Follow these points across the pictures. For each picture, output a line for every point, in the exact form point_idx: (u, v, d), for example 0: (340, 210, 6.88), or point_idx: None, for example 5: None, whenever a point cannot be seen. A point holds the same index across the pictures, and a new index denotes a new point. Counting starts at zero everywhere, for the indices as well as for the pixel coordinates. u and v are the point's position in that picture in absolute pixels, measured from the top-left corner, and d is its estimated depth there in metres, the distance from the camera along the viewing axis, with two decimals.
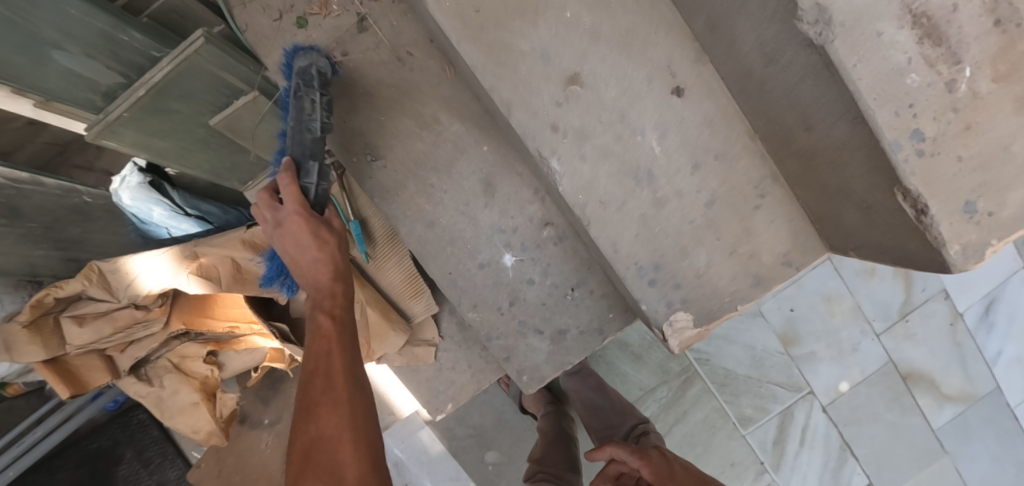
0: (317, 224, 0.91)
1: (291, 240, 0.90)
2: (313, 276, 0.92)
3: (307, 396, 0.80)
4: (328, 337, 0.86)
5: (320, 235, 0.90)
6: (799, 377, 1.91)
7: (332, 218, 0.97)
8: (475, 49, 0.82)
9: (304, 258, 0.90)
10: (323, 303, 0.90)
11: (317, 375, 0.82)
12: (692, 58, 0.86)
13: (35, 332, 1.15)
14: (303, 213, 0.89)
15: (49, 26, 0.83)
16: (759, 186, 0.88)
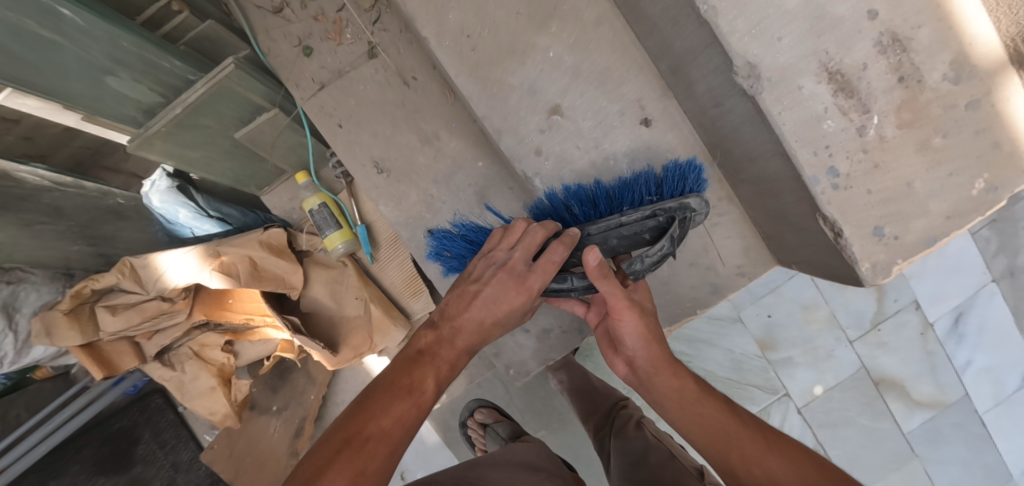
0: (520, 292, 0.85)
1: (498, 291, 0.86)
2: (464, 328, 0.89)
3: (382, 409, 0.81)
4: (429, 356, 0.88)
5: (517, 292, 0.85)
6: (775, 380, 2.01)
7: (552, 253, 0.83)
8: (470, 82, 0.98)
9: (469, 323, 0.88)
10: (442, 346, 0.89)
11: (405, 397, 0.83)
12: (659, 93, 0.97)
13: (72, 319, 1.29)
14: (526, 297, 0.85)
15: (106, 56, 0.94)
16: (716, 206, 1.01)
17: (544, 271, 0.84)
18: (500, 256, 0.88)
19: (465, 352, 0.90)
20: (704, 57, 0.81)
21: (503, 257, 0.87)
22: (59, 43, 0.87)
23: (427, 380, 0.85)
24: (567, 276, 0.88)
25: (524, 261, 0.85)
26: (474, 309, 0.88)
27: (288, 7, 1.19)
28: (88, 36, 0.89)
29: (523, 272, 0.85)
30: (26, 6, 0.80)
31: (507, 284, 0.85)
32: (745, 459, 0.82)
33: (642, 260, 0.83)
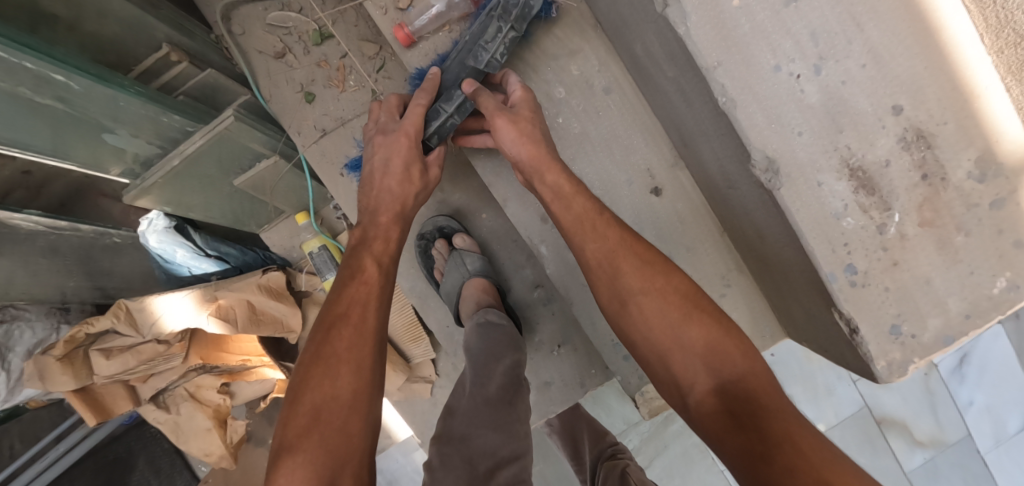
0: (401, 137, 0.85)
1: (384, 151, 0.86)
2: (378, 203, 0.86)
3: (326, 345, 0.70)
4: (360, 248, 0.82)
5: (399, 142, 0.85)
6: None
7: (418, 98, 0.87)
8: (476, 147, 0.96)
9: (381, 194, 0.86)
10: (367, 231, 0.84)
11: (339, 326, 0.72)
12: (670, 162, 0.94)
13: (66, 364, 1.27)
14: (408, 139, 0.85)
15: (104, 116, 0.92)
16: (725, 276, 0.98)
17: (414, 109, 0.87)
18: (389, 125, 0.88)
19: (392, 217, 0.85)
20: (718, 141, 0.78)
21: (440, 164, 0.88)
22: (53, 106, 0.85)
23: (359, 297, 0.74)
24: (438, 108, 0.88)
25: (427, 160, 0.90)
26: (375, 176, 0.86)
27: (291, 54, 1.17)
28: (83, 97, 0.86)
29: (412, 135, 0.86)
30: (20, 75, 0.77)
31: (401, 143, 0.85)
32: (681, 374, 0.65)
33: (483, 52, 0.84)
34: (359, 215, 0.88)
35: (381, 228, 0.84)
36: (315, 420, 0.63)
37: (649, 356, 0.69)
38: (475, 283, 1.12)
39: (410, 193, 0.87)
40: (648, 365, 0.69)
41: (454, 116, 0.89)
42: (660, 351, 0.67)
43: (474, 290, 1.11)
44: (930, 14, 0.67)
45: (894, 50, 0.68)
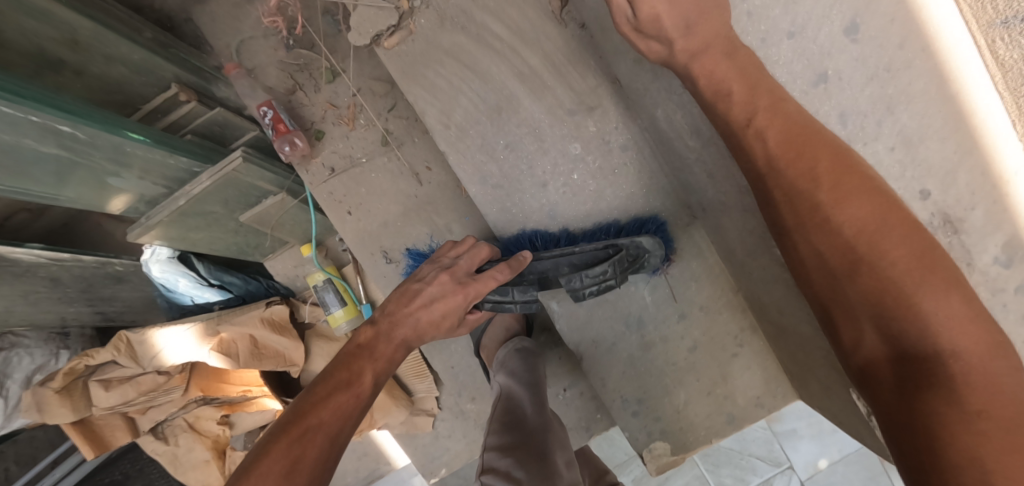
0: (458, 291, 0.80)
1: (425, 280, 0.81)
2: (406, 330, 0.80)
3: (321, 403, 0.68)
4: (367, 350, 0.77)
5: (454, 295, 0.80)
6: (779, 451, 1.70)
7: (496, 272, 0.81)
8: (489, 202, 0.95)
9: (408, 322, 0.80)
10: (381, 340, 0.78)
11: (345, 390, 0.70)
12: (685, 221, 0.93)
13: (65, 396, 1.25)
14: (465, 295, 0.80)
15: (111, 163, 0.91)
16: (739, 337, 0.96)
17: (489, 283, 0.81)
18: (444, 261, 0.86)
19: (399, 345, 0.79)
20: (739, 215, 0.76)
21: (663, 42, 0.63)
22: (57, 154, 0.83)
23: (366, 372, 0.74)
24: (506, 289, 0.88)
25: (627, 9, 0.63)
26: (416, 308, 0.80)
27: (301, 91, 1.15)
28: (88, 146, 0.85)
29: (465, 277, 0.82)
30: (23, 128, 0.76)
31: (447, 288, 0.81)
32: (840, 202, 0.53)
33: (581, 279, 0.83)
34: (377, 316, 0.82)
35: (388, 344, 0.78)
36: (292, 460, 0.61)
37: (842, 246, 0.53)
38: (507, 313, 1.14)
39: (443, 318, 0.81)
40: (866, 291, 0.52)
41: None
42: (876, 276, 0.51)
43: (507, 319, 1.12)
44: (962, 98, 0.66)
45: (924, 134, 0.67)
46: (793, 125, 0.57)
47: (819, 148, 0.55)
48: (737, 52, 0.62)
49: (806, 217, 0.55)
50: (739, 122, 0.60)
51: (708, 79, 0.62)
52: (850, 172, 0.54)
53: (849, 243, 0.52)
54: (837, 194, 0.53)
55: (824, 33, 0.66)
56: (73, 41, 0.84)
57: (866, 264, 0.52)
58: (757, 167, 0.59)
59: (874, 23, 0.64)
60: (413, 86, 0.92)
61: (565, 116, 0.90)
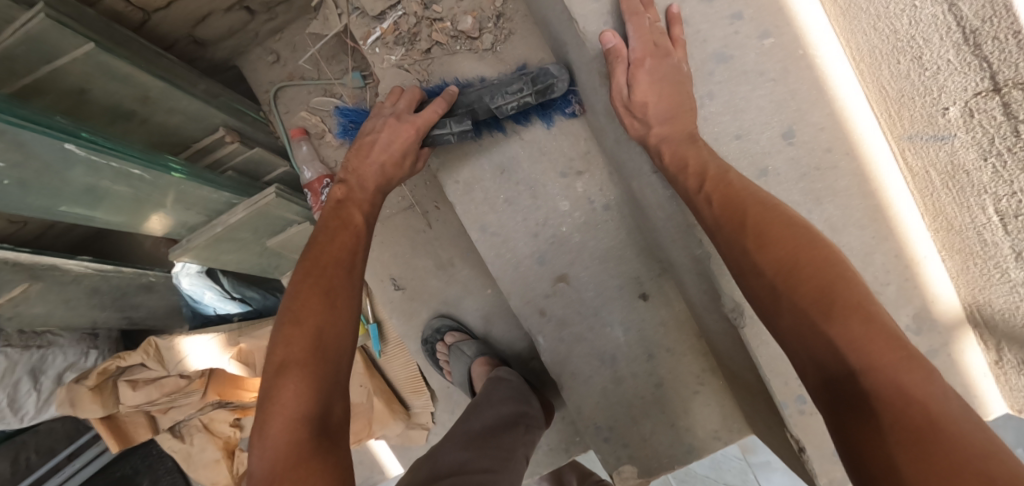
0: (409, 125, 0.91)
1: (391, 133, 0.92)
2: (366, 173, 0.92)
3: (327, 242, 0.81)
4: (346, 201, 0.90)
5: (406, 131, 0.91)
6: (754, 482, 1.76)
7: (434, 107, 0.93)
8: (487, 247, 1.07)
9: (370, 168, 0.92)
10: (353, 193, 0.91)
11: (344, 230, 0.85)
12: (657, 273, 1.07)
13: (96, 393, 1.39)
14: (416, 132, 0.92)
15: (164, 196, 1.05)
16: (700, 376, 1.09)
17: (429, 117, 0.92)
18: (386, 109, 0.96)
19: (378, 191, 0.93)
20: (697, 277, 0.89)
21: (644, 123, 0.78)
22: (121, 191, 0.98)
23: (354, 212, 0.87)
24: (444, 120, 0.94)
25: (623, 90, 0.78)
26: (374, 152, 0.92)
27: (329, 133, 1.29)
28: (150, 184, 0.99)
29: (409, 117, 0.93)
30: (103, 172, 0.90)
31: (401, 127, 0.92)
32: (762, 244, 0.62)
33: (504, 100, 0.93)
34: (343, 178, 0.94)
35: (364, 194, 0.91)
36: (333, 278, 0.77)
37: (762, 287, 0.62)
38: (477, 363, 1.20)
39: (391, 172, 0.93)
40: (793, 325, 0.58)
41: (452, 137, 0.95)
42: (797, 302, 0.58)
43: (479, 369, 1.18)
44: (878, 194, 0.80)
45: (848, 222, 0.81)
46: (733, 189, 0.68)
47: (749, 205, 0.66)
48: (696, 143, 0.74)
49: (740, 265, 0.65)
50: (694, 189, 0.72)
51: (674, 157, 0.74)
52: (770, 224, 0.63)
53: (771, 283, 0.61)
54: (761, 241, 0.63)
55: (766, 136, 0.80)
56: (145, 96, 0.99)
57: (786, 298, 0.59)
58: (707, 226, 0.70)
59: (805, 131, 0.80)
60: (431, 144, 1.07)
61: (557, 177, 1.05)
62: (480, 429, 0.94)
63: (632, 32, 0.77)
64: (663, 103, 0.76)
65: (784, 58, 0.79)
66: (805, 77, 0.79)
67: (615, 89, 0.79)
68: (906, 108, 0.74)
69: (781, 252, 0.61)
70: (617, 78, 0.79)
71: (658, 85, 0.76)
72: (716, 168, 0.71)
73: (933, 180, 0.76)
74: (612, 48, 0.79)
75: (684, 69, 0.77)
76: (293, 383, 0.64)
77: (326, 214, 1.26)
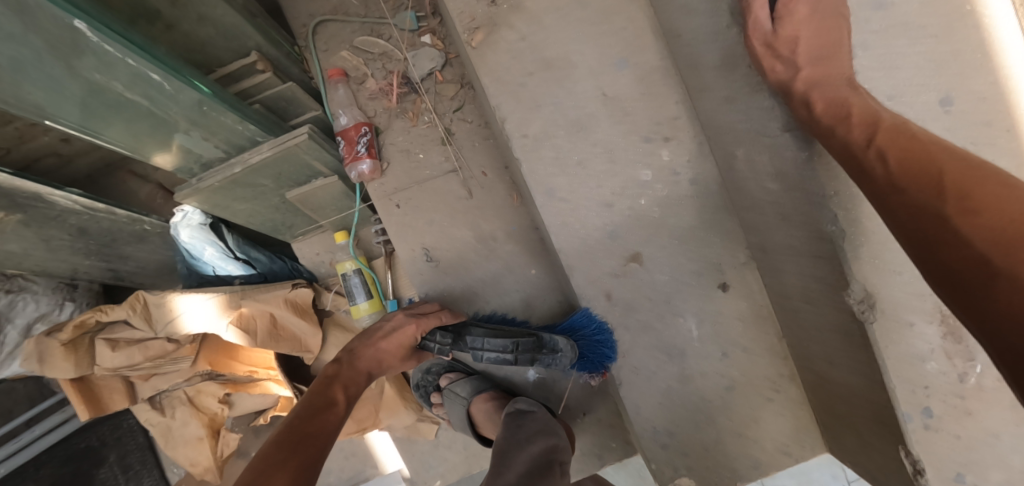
0: (410, 326, 1.01)
1: (399, 330, 1.00)
2: (366, 356, 0.98)
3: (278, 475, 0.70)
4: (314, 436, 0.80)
5: (412, 329, 1.01)
6: None
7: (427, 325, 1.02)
8: (552, 214, 0.94)
9: (371, 353, 0.99)
10: (331, 399, 0.90)
11: (328, 412, 0.87)
12: (742, 262, 0.94)
13: (69, 350, 1.20)
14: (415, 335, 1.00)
15: (183, 118, 0.90)
16: (777, 382, 0.96)
17: (434, 321, 1.04)
18: (411, 314, 1.05)
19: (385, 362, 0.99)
20: (809, 261, 0.77)
21: (791, 66, 0.67)
22: (137, 102, 0.83)
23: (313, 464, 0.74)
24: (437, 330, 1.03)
25: (768, 23, 0.69)
26: (381, 339, 1.00)
27: (371, 78, 1.15)
28: (168, 97, 0.84)
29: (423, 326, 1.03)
30: (116, 71, 0.75)
31: (406, 325, 1.01)
32: (966, 211, 0.51)
33: None
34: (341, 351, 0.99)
35: (354, 373, 0.96)
36: None
37: (965, 263, 0.50)
38: (478, 401, 1.14)
39: (385, 366, 1.00)
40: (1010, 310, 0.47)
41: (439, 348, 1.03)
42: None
43: (483, 405, 1.12)
44: None
45: None
46: (915, 144, 0.57)
47: (944, 164, 0.54)
48: (856, 91, 0.64)
49: (929, 231, 0.53)
50: (859, 143, 0.60)
51: (828, 106, 0.63)
52: (978, 183, 0.52)
53: (982, 255, 0.49)
54: (966, 204, 0.51)
55: (922, 101, 0.69)
56: None
57: (1006, 276, 0.47)
58: (876, 187, 0.58)
59: (965, 100, 0.68)
60: (501, 91, 0.93)
61: (641, 142, 0.92)
62: (515, 481, 0.81)
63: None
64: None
65: (949, 12, 0.67)
66: (971, 37, 0.67)
67: (752, 28, 0.70)
68: None
69: (997, 219, 0.49)
70: (755, 16, 0.70)
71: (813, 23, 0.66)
72: (884, 120, 0.60)
73: None
74: None
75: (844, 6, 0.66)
76: None
77: (360, 167, 1.11)
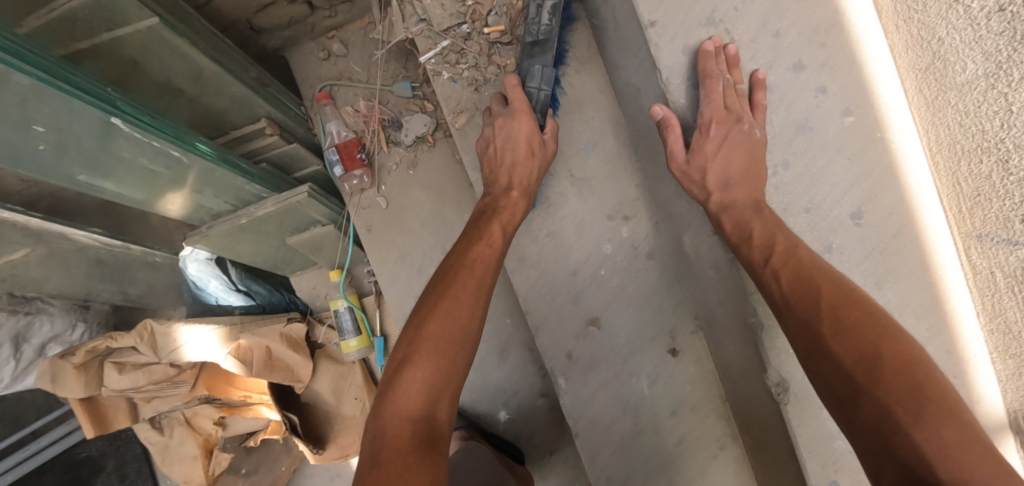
0: (519, 116, 0.91)
1: (505, 131, 0.92)
2: (508, 179, 0.91)
3: (427, 332, 0.73)
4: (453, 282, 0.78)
5: (520, 120, 0.91)
6: None
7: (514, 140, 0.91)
8: (523, 278, 1.05)
9: (517, 195, 0.91)
10: (459, 278, 0.79)
11: (450, 300, 0.76)
12: (692, 329, 1.03)
13: (81, 372, 1.30)
14: (528, 115, 0.91)
15: (197, 180, 1.02)
16: (721, 439, 1.04)
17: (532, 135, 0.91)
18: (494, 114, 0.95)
19: (523, 192, 0.91)
20: (742, 341, 0.86)
21: (704, 189, 0.74)
22: (160, 171, 0.95)
23: (464, 293, 0.77)
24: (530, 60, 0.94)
25: (682, 154, 0.75)
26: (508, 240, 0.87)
27: (368, 138, 1.24)
28: (186, 167, 0.96)
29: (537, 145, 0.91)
30: (144, 149, 0.87)
31: (522, 149, 0.90)
32: (838, 332, 0.62)
33: None
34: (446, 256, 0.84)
35: (489, 236, 0.84)
36: (433, 354, 0.71)
37: (839, 379, 0.61)
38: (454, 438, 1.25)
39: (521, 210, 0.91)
40: (874, 423, 0.56)
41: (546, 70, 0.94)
42: (885, 400, 0.56)
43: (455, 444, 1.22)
44: (939, 286, 0.79)
45: (905, 310, 0.79)
46: (802, 268, 0.68)
47: (823, 286, 0.66)
48: (762, 212, 0.73)
49: (812, 347, 0.64)
50: (757, 261, 0.71)
51: (736, 226, 0.73)
52: (847, 309, 0.63)
53: (849, 373, 0.60)
54: (838, 328, 0.62)
55: (835, 213, 0.79)
56: (197, 76, 0.96)
57: (866, 391, 0.58)
58: (774, 302, 0.69)
59: (874, 213, 0.78)
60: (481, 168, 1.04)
61: (604, 218, 1.03)
62: None
63: (704, 97, 0.75)
64: (730, 170, 0.73)
65: (862, 138, 0.78)
66: (881, 159, 0.78)
67: (669, 157, 0.77)
68: (980, 207, 0.73)
69: (863, 341, 0.60)
70: (671, 148, 0.76)
71: (722, 152, 0.73)
72: (786, 240, 0.70)
73: (997, 281, 0.75)
74: (662, 119, 0.77)
75: (757, 136, 0.74)
76: (417, 379, 0.69)
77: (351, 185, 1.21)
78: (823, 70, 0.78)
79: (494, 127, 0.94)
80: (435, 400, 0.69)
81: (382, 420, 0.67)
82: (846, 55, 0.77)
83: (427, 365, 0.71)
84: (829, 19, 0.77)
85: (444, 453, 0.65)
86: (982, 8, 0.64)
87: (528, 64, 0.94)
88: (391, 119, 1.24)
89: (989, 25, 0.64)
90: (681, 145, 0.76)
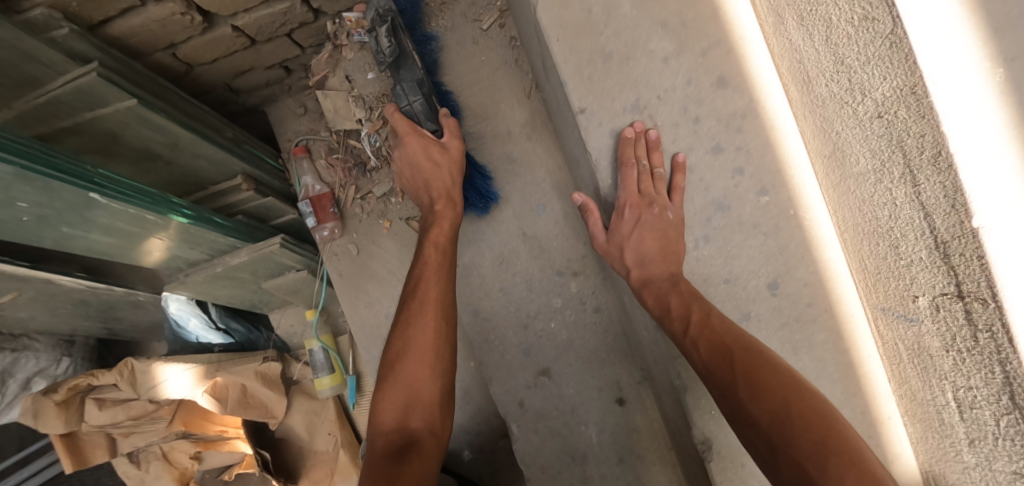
0: (409, 138, 0.96)
1: (408, 160, 0.98)
2: (435, 186, 0.95)
3: (395, 371, 0.79)
4: (404, 330, 0.82)
5: (430, 153, 0.95)
6: None
7: (432, 151, 0.95)
8: (473, 330, 1.12)
9: (443, 215, 0.94)
10: (413, 309, 0.84)
11: (414, 327, 0.82)
12: (637, 380, 1.08)
13: (62, 408, 1.36)
14: (417, 134, 0.96)
15: (172, 236, 1.09)
16: None
17: (417, 145, 0.95)
18: (402, 173, 1.00)
19: (447, 200, 0.95)
20: (673, 398, 0.92)
21: (624, 266, 0.84)
22: (136, 231, 1.02)
23: (423, 324, 0.82)
24: (401, 93, 1.00)
25: (603, 235, 0.88)
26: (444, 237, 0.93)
27: (342, 191, 1.30)
28: (161, 225, 1.03)
29: (437, 151, 0.96)
30: (121, 215, 0.94)
31: (423, 162, 0.95)
32: (752, 394, 0.64)
33: None
34: (408, 278, 0.91)
35: (423, 260, 0.91)
36: (400, 392, 0.77)
37: (759, 440, 0.62)
38: None
39: (444, 207, 0.94)
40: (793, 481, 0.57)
41: (416, 101, 1.00)
42: (798, 457, 0.57)
43: None
44: (852, 353, 0.84)
45: (821, 375, 0.84)
46: (717, 334, 0.72)
47: (736, 350, 0.70)
48: (679, 287, 0.80)
49: (733, 412, 0.66)
50: (679, 333, 0.76)
51: (658, 302, 0.79)
52: (758, 373, 0.66)
53: (766, 433, 0.61)
54: (752, 389, 0.65)
55: (753, 284, 0.85)
56: (174, 144, 1.04)
57: (781, 449, 0.59)
58: (698, 371, 0.72)
59: (790, 284, 0.85)
60: None
61: (554, 275, 1.10)
62: None
63: (620, 185, 0.86)
64: (643, 249, 0.83)
65: (777, 215, 0.85)
66: (795, 235, 0.85)
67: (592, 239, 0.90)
68: (881, 283, 0.80)
69: (773, 400, 0.63)
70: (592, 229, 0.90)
71: (635, 235, 0.83)
72: (704, 309, 0.76)
73: (901, 352, 0.80)
74: (582, 204, 0.91)
75: (670, 218, 0.83)
76: (387, 406, 0.76)
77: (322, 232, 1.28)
78: (739, 153, 0.86)
79: (397, 157, 1.00)
80: (405, 412, 0.75)
81: (372, 436, 0.75)
82: (760, 141, 0.85)
83: (393, 393, 0.77)
84: (746, 107, 0.85)
85: (422, 456, 0.69)
86: (867, 112, 0.70)
87: (396, 85, 1.01)
88: (356, 165, 1.29)
89: (873, 128, 0.70)
90: (601, 227, 0.89)
